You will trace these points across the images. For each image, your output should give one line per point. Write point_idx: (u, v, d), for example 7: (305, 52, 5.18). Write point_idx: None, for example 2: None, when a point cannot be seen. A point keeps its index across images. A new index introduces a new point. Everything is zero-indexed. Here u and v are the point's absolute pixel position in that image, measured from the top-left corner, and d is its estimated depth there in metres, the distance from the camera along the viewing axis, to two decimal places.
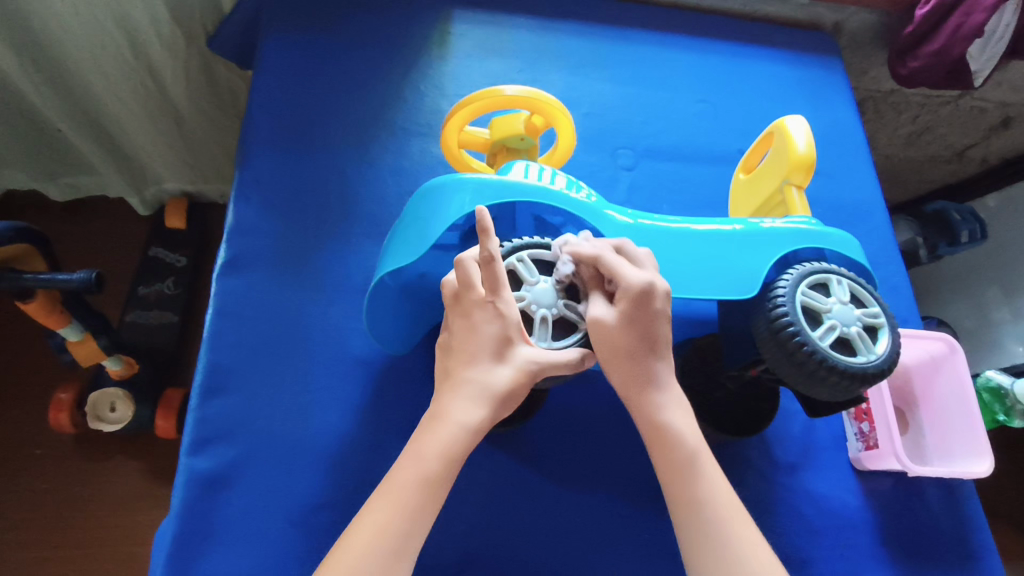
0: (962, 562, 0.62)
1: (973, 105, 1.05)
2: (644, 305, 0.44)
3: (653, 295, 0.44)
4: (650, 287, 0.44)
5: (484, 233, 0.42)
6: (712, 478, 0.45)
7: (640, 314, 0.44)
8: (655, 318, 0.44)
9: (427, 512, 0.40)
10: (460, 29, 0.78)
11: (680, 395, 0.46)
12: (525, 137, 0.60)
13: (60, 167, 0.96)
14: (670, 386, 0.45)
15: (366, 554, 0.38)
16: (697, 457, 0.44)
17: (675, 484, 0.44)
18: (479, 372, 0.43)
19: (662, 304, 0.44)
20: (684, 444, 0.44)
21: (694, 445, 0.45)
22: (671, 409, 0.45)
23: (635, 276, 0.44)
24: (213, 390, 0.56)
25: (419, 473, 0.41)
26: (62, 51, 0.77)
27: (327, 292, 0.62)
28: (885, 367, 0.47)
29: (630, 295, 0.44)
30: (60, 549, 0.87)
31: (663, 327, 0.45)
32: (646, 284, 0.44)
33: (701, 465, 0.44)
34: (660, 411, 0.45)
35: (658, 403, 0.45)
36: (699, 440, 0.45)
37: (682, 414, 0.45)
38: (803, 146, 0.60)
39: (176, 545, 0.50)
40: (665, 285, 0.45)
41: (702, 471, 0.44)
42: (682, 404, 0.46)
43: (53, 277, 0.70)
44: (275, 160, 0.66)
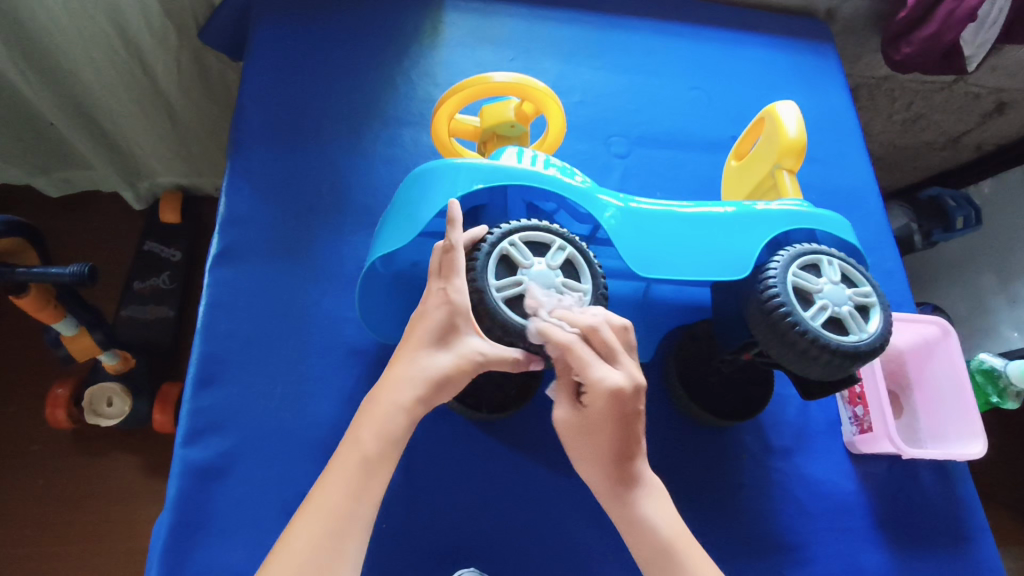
0: (956, 543, 0.63)
1: (967, 90, 1.05)
2: (614, 407, 0.44)
3: (623, 397, 0.43)
4: (620, 389, 0.43)
5: (451, 222, 0.45)
6: (689, 556, 0.45)
7: (608, 416, 0.44)
8: (627, 420, 0.44)
9: (370, 490, 0.40)
10: (452, 17, 0.77)
11: (657, 487, 0.47)
12: (516, 124, 0.60)
13: (52, 162, 0.95)
14: (646, 480, 0.47)
15: (313, 540, 0.38)
16: (673, 546, 0.45)
17: (652, 567, 0.45)
18: (421, 355, 0.44)
19: (633, 405, 0.44)
20: (659, 534, 0.45)
21: (669, 537, 0.45)
22: (648, 498, 0.46)
23: (603, 377, 0.43)
24: (207, 380, 0.56)
25: (360, 454, 0.41)
26: (52, 44, 0.76)
27: (320, 281, 0.62)
28: (877, 345, 0.47)
29: (597, 399, 0.43)
30: (59, 544, 0.87)
31: (638, 426, 0.45)
32: (612, 389, 0.43)
33: (678, 554, 0.45)
34: (635, 506, 0.46)
35: (631, 499, 0.46)
36: (677, 525, 0.46)
37: (659, 505, 0.46)
38: (794, 131, 0.60)
39: (172, 533, 0.50)
40: (635, 384, 0.44)
41: (678, 558, 0.45)
42: (658, 495, 0.47)
43: (45, 270, 0.69)
44: (266, 149, 0.66)
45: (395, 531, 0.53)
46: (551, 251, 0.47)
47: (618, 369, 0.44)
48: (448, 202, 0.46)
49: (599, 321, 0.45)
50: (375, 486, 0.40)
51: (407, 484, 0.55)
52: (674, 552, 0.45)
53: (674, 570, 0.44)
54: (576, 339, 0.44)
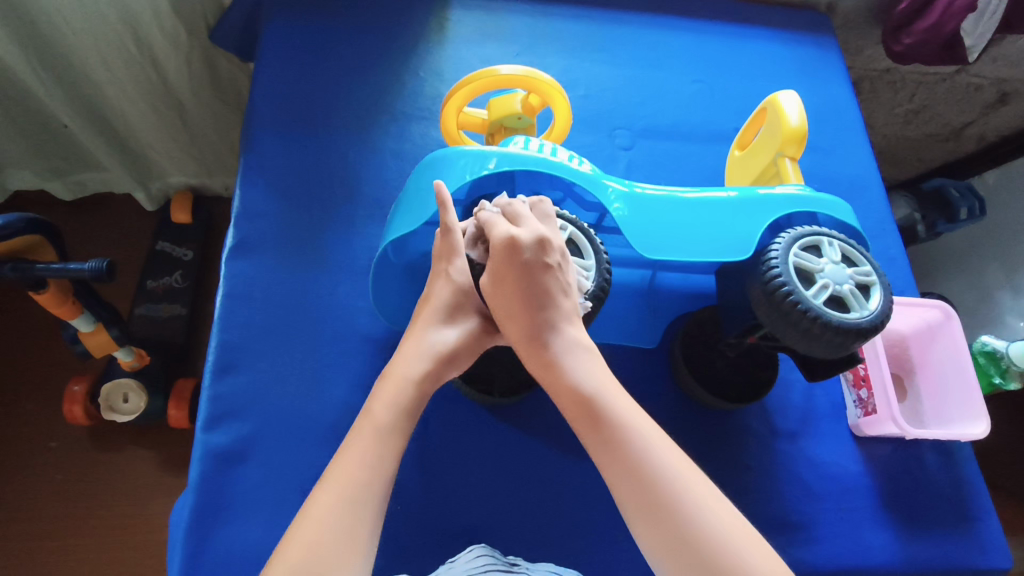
0: (962, 523, 0.63)
1: (969, 81, 1.06)
2: (512, 262, 0.45)
3: (519, 247, 0.45)
4: (516, 240, 0.45)
5: (445, 205, 0.46)
6: (617, 406, 0.42)
7: (511, 270, 0.45)
8: (526, 268, 0.45)
9: (387, 458, 0.41)
10: (458, 14, 0.79)
11: (587, 347, 0.45)
12: (522, 116, 0.62)
13: (66, 165, 0.98)
14: (569, 338, 0.45)
15: (331, 507, 0.38)
16: (598, 395, 0.42)
17: (580, 423, 0.42)
18: (430, 333, 0.46)
19: (532, 254, 0.45)
20: (583, 386, 0.43)
21: (594, 391, 0.42)
22: (573, 354, 0.45)
23: (503, 232, 0.46)
24: (225, 368, 0.57)
25: (372, 425, 0.42)
26: (67, 47, 0.78)
27: (333, 272, 0.63)
28: (879, 321, 0.48)
29: (498, 252, 0.45)
30: (77, 538, 0.89)
31: (547, 277, 0.45)
32: (507, 238, 0.45)
33: (602, 401, 0.42)
34: (557, 360, 0.44)
35: (552, 353, 0.45)
36: (605, 379, 0.43)
37: (586, 360, 0.44)
38: (796, 119, 0.61)
39: (194, 516, 0.52)
40: (534, 238, 0.45)
41: (605, 410, 0.42)
42: (587, 353, 0.45)
43: (64, 266, 0.71)
44: (279, 146, 0.68)
45: (409, 512, 0.55)
46: (555, 231, 0.49)
47: (523, 227, 0.46)
48: (438, 183, 0.47)
49: (518, 200, 0.48)
50: (389, 454, 0.41)
51: (421, 467, 0.56)
52: (600, 404, 0.42)
53: (601, 422, 0.41)
54: (494, 215, 0.48)
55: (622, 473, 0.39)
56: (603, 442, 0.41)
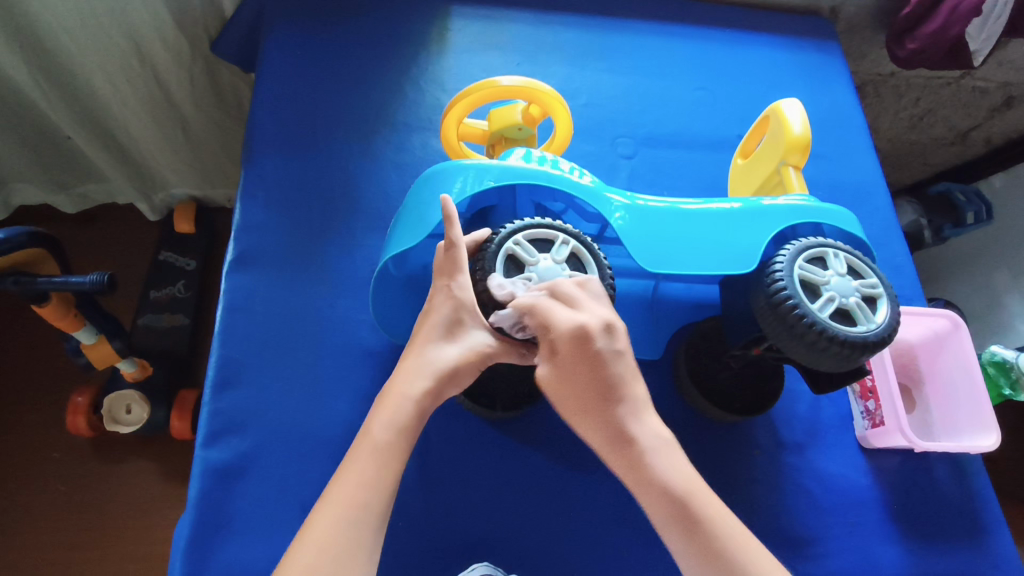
0: (972, 537, 0.62)
1: (975, 85, 1.05)
2: (583, 354, 0.42)
3: (591, 336, 0.42)
4: (588, 328, 0.42)
5: (449, 219, 0.46)
6: (707, 504, 0.41)
7: (583, 362, 0.42)
8: (596, 359, 0.42)
9: (385, 478, 0.40)
10: (458, 24, 0.79)
11: (669, 438, 0.43)
12: (523, 127, 0.62)
13: (70, 178, 0.98)
14: (655, 433, 0.43)
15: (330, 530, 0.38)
16: (688, 495, 0.41)
17: (668, 527, 0.41)
18: (431, 349, 0.45)
19: (603, 343, 0.43)
20: (674, 487, 0.41)
21: (684, 490, 0.41)
22: (659, 450, 0.42)
23: (568, 320, 0.43)
24: (226, 383, 0.57)
25: (371, 444, 0.41)
26: (69, 60, 0.78)
27: (333, 285, 0.63)
28: (885, 335, 0.48)
29: (567, 346, 0.43)
30: (79, 551, 0.88)
31: (620, 366, 0.43)
32: (577, 327, 0.42)
33: (694, 504, 0.41)
34: (644, 461, 0.42)
35: (637, 453, 0.42)
36: (691, 475, 0.42)
37: (672, 456, 0.42)
38: (799, 127, 0.61)
39: (193, 534, 0.51)
40: (601, 323, 0.43)
41: (698, 510, 0.41)
42: (671, 447, 0.43)
43: (65, 279, 0.71)
44: (279, 159, 0.67)
45: (411, 528, 0.54)
46: (556, 245, 0.48)
47: (583, 312, 0.44)
48: (443, 196, 0.46)
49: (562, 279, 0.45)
50: (389, 473, 0.41)
51: (423, 483, 0.56)
52: (693, 503, 0.41)
53: (693, 526, 0.40)
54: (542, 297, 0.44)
55: (709, 570, 0.40)
56: (697, 545, 0.40)
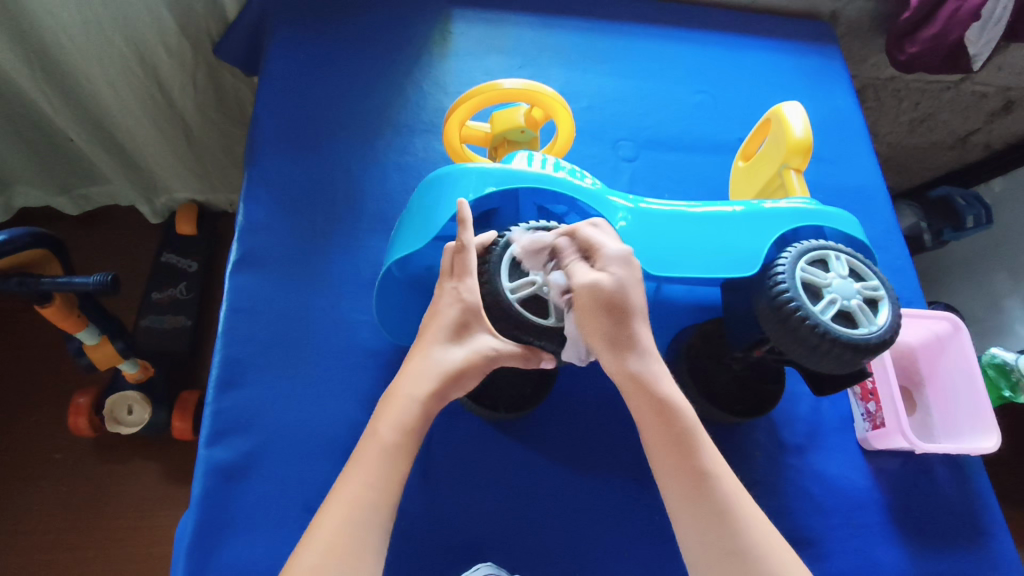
0: (973, 539, 0.63)
1: (974, 89, 1.05)
2: (607, 303, 0.44)
3: (616, 283, 0.44)
4: (605, 284, 0.44)
5: (462, 223, 0.46)
6: (707, 444, 0.43)
7: (608, 314, 0.44)
8: (619, 309, 0.44)
9: (393, 480, 0.41)
10: (460, 27, 0.79)
11: (676, 377, 0.45)
12: (525, 129, 0.62)
13: (72, 179, 0.98)
14: (666, 371, 0.45)
15: (341, 531, 0.38)
16: (695, 430, 0.43)
17: (666, 450, 0.42)
18: (435, 351, 0.45)
19: (621, 292, 0.44)
20: (683, 416, 0.43)
21: (691, 424, 0.43)
22: (671, 381, 0.44)
23: (588, 279, 0.44)
24: (229, 383, 0.57)
25: (378, 446, 0.42)
26: (72, 64, 0.78)
27: (336, 286, 0.63)
28: (887, 337, 0.48)
29: (599, 297, 0.44)
30: (81, 551, 0.89)
31: (638, 311, 0.44)
32: (596, 281, 0.44)
33: (697, 437, 0.43)
34: (657, 391, 0.43)
35: (651, 384, 0.44)
36: (694, 415, 0.44)
37: (678, 394, 0.44)
38: (801, 130, 0.61)
39: (197, 534, 0.51)
40: (619, 274, 0.44)
41: (698, 446, 0.42)
42: (677, 385, 0.45)
43: (69, 280, 0.71)
44: (283, 160, 0.68)
45: (414, 529, 0.54)
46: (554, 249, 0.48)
47: (604, 264, 0.45)
48: (458, 202, 0.47)
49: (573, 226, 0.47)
50: (396, 475, 0.41)
51: (426, 484, 0.56)
52: (694, 441, 0.42)
53: (690, 459, 0.42)
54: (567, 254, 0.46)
55: (692, 504, 0.41)
56: (694, 472, 0.42)
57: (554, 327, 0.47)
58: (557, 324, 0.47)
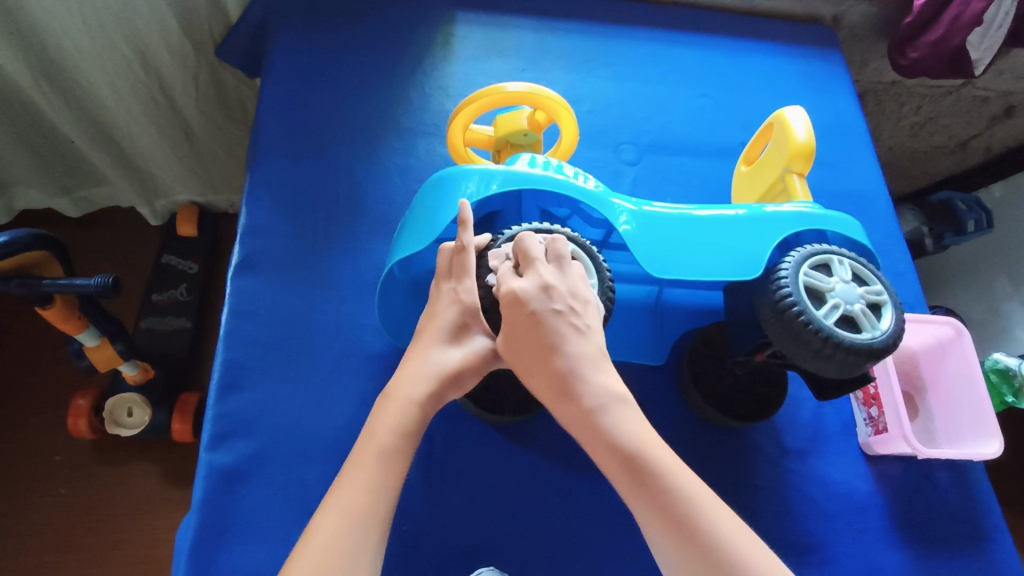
0: (976, 544, 0.62)
1: (975, 94, 1.05)
2: (523, 312, 0.43)
3: (523, 298, 0.43)
4: (519, 293, 0.43)
5: (463, 224, 0.46)
6: (659, 461, 0.40)
7: (522, 325, 0.43)
8: (530, 321, 0.43)
9: (390, 482, 0.41)
10: (463, 30, 0.79)
11: (622, 393, 0.42)
12: (528, 133, 0.62)
13: (74, 181, 0.98)
14: (608, 388, 0.42)
15: (338, 533, 0.38)
16: (639, 450, 0.40)
17: (620, 479, 0.40)
18: (433, 352, 0.45)
19: (535, 304, 0.43)
20: (623, 444, 0.40)
21: (636, 448, 0.40)
22: (610, 408, 0.41)
23: (508, 286, 0.44)
24: (230, 386, 0.57)
25: (376, 448, 0.41)
26: (74, 66, 0.78)
27: (338, 288, 0.63)
28: (891, 342, 0.48)
29: (504, 309, 0.44)
30: (79, 554, 0.88)
31: (558, 325, 0.43)
32: (511, 290, 0.44)
33: (643, 457, 0.40)
34: (598, 417, 0.41)
35: (590, 408, 0.41)
36: (643, 431, 0.41)
37: (622, 412, 0.41)
38: (803, 134, 0.61)
39: (198, 537, 0.51)
40: (538, 285, 0.44)
41: (649, 467, 0.40)
42: (624, 402, 0.41)
43: (70, 282, 0.71)
44: (285, 162, 0.68)
45: (415, 532, 0.54)
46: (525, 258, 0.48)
47: (528, 276, 0.44)
48: (459, 203, 0.47)
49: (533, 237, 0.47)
50: (394, 479, 0.41)
51: (427, 488, 0.56)
52: (642, 461, 0.40)
53: (646, 484, 0.39)
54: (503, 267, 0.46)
55: (676, 544, 0.38)
56: (648, 496, 0.39)
57: None
58: None
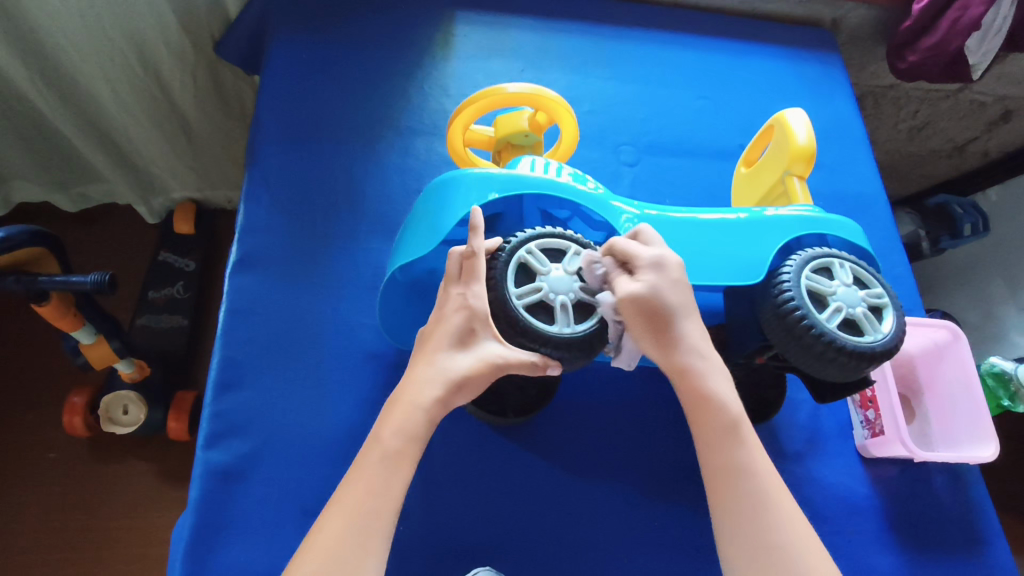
0: (971, 547, 0.63)
1: (972, 98, 1.06)
2: (668, 273, 0.46)
3: (671, 263, 0.46)
4: (667, 256, 0.46)
5: (474, 230, 0.46)
6: (751, 435, 0.45)
7: (669, 284, 0.45)
8: (678, 284, 0.46)
9: (394, 491, 0.41)
10: (463, 29, 0.79)
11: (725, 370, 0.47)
12: (529, 134, 0.62)
13: (70, 177, 0.97)
14: (715, 361, 0.46)
15: (341, 541, 0.38)
16: (740, 423, 0.45)
17: (713, 442, 0.45)
18: (441, 357, 0.44)
19: (680, 272, 0.46)
20: (728, 412, 0.45)
21: (737, 416, 0.45)
22: (717, 379, 0.46)
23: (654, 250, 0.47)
24: (228, 385, 0.57)
25: (379, 452, 0.41)
26: (70, 63, 0.78)
27: (337, 287, 0.63)
28: (892, 345, 0.48)
29: (652, 266, 0.46)
30: (74, 552, 0.88)
31: (690, 296, 0.47)
32: (660, 254, 0.46)
33: (742, 429, 0.45)
34: (706, 384, 0.45)
35: (701, 376, 0.45)
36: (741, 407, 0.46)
37: (727, 387, 0.46)
38: (804, 138, 0.61)
39: (193, 538, 0.51)
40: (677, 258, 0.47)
41: (745, 437, 0.45)
42: (726, 377, 0.46)
43: (67, 279, 0.70)
44: (284, 161, 0.67)
45: (413, 533, 0.54)
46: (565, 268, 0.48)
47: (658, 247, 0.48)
48: (471, 210, 0.47)
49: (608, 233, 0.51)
50: (397, 482, 0.41)
51: (424, 488, 0.56)
52: (739, 431, 0.45)
53: (736, 450, 0.44)
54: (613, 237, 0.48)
55: (741, 514, 0.43)
56: (733, 465, 0.44)
57: (561, 334, 0.46)
58: (564, 331, 0.46)
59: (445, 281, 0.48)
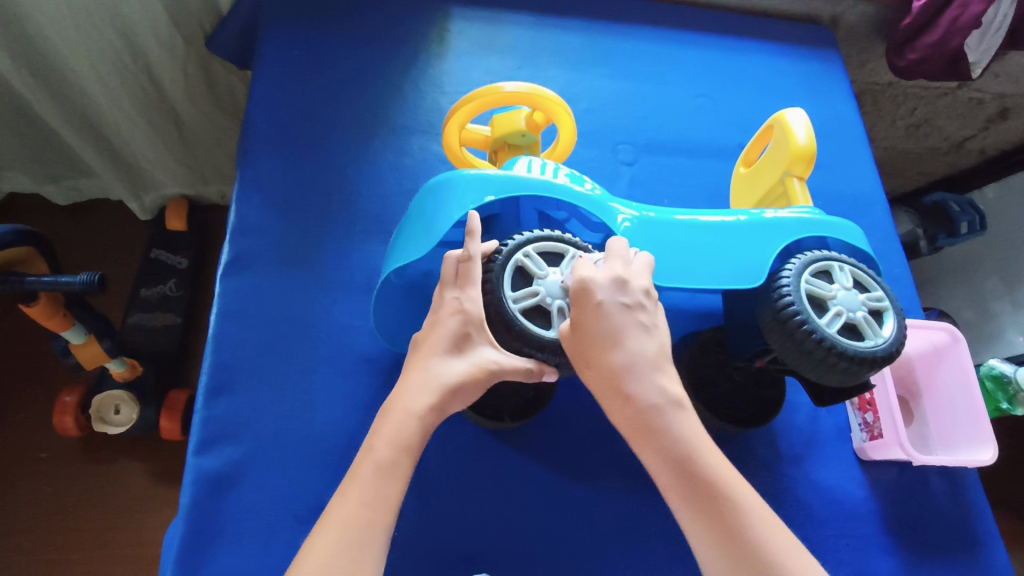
0: (969, 550, 0.62)
1: (971, 96, 1.05)
2: (585, 302, 0.43)
3: (591, 288, 0.43)
4: (589, 282, 0.43)
5: (473, 234, 0.45)
6: (673, 419, 0.40)
7: (589, 314, 0.42)
8: (598, 308, 0.42)
9: (390, 504, 0.40)
10: (459, 25, 0.78)
11: (639, 352, 0.41)
12: (526, 133, 0.61)
13: (62, 170, 0.96)
14: (623, 349, 0.41)
15: (335, 555, 0.37)
16: (656, 408, 0.40)
17: (640, 443, 0.41)
18: (435, 362, 0.43)
19: (601, 293, 0.42)
20: (640, 403, 0.40)
21: (651, 403, 0.40)
22: (629, 369, 0.41)
23: (580, 275, 0.44)
24: (219, 389, 0.56)
25: (373, 462, 0.41)
26: (59, 58, 0.77)
27: (331, 289, 0.62)
28: (893, 349, 0.47)
29: (571, 297, 0.43)
30: (66, 553, 0.87)
31: (620, 316, 0.42)
32: (580, 280, 0.43)
33: (660, 416, 0.40)
34: (614, 379, 0.41)
35: (607, 374, 0.41)
36: (662, 390, 0.41)
37: (638, 372, 0.41)
38: (804, 138, 0.60)
39: (184, 546, 0.50)
40: (602, 278, 0.43)
41: (664, 425, 0.40)
42: (640, 361, 0.41)
43: (55, 279, 0.69)
44: (276, 159, 0.66)
45: (408, 539, 0.53)
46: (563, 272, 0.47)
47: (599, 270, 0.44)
48: (469, 213, 0.46)
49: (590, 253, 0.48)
50: (391, 493, 0.40)
51: (419, 494, 0.55)
52: (654, 421, 0.40)
53: (658, 444, 0.40)
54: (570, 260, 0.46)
55: (694, 516, 0.39)
56: (668, 463, 0.40)
57: (557, 340, 0.45)
58: None
59: (439, 285, 0.47)
